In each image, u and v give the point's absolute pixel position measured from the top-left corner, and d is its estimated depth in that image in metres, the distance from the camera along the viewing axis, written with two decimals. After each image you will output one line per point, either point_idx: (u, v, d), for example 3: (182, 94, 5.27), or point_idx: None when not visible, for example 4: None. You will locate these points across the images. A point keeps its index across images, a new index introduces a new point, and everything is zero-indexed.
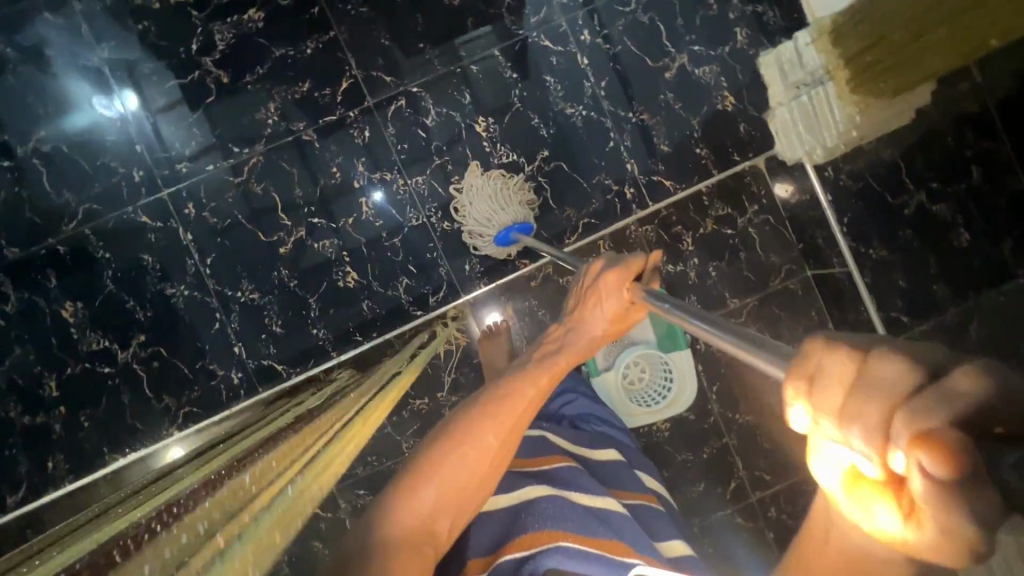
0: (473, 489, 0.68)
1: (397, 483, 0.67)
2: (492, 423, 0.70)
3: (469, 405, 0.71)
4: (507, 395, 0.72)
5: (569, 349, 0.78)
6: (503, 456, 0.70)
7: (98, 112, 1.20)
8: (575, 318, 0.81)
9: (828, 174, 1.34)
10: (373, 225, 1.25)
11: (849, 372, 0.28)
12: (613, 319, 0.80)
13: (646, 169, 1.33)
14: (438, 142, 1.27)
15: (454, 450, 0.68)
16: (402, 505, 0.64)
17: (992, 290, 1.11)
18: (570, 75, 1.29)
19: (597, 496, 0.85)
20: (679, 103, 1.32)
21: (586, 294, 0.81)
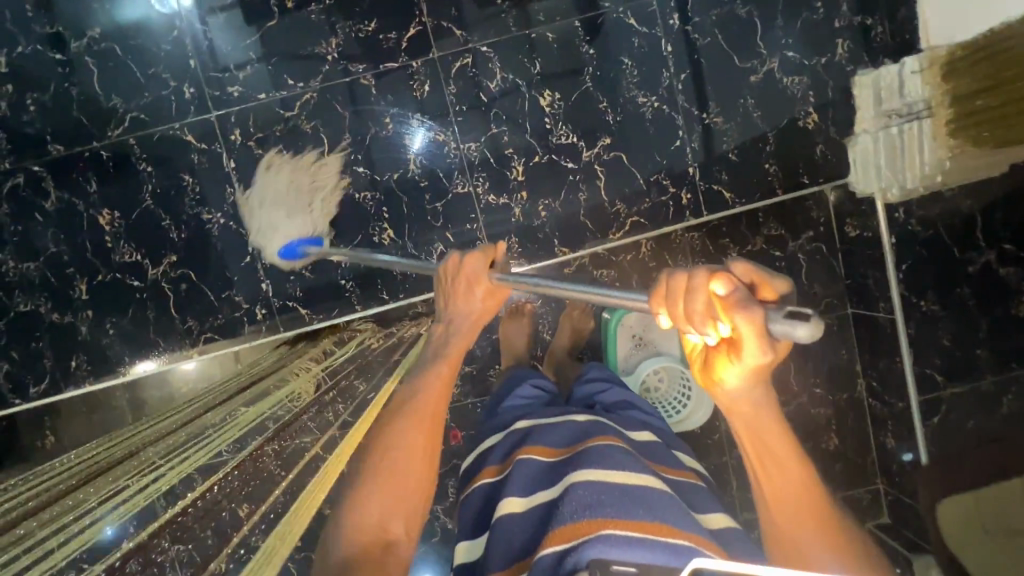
0: (414, 487, 0.83)
1: (348, 498, 0.83)
2: (415, 425, 0.85)
3: (387, 421, 0.86)
4: (416, 403, 0.87)
5: (451, 343, 0.91)
6: (430, 444, 0.85)
7: (152, 6, 1.15)
8: (449, 316, 0.92)
9: (899, 215, 1.24)
10: (418, 185, 1.21)
11: (685, 285, 0.53)
12: (485, 305, 0.90)
13: (707, 175, 1.27)
14: (499, 109, 1.20)
15: (384, 460, 0.83)
16: (356, 518, 0.80)
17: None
18: (650, 62, 1.21)
19: (638, 473, 0.79)
20: (757, 112, 1.24)
21: (449, 288, 0.90)
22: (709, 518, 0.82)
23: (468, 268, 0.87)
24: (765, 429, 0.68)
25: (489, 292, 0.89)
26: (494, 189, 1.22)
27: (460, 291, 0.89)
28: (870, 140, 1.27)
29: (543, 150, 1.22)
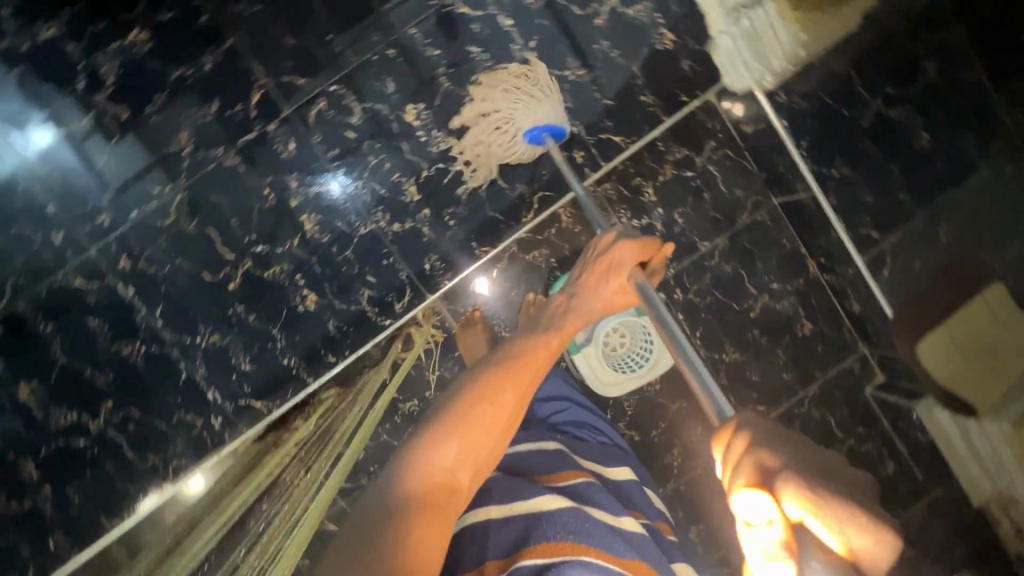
0: (489, 445, 0.80)
1: (427, 434, 0.78)
2: (511, 382, 0.84)
3: (492, 367, 0.85)
4: (524, 359, 0.87)
5: (575, 315, 0.95)
6: (516, 412, 0.83)
7: (18, 155, 1.11)
8: (585, 292, 0.98)
9: (781, 98, 1.26)
10: (321, 241, 1.18)
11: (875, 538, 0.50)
12: (615, 295, 0.97)
13: (593, 127, 1.27)
14: (370, 140, 1.17)
15: (475, 405, 0.80)
16: (431, 459, 0.75)
17: (957, 188, 1.04)
18: (497, 41, 1.19)
19: (618, 515, 0.90)
20: (615, 51, 1.22)
21: (601, 267, 0.98)
22: (678, 565, 0.96)
23: (625, 252, 0.97)
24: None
25: (628, 289, 0.97)
26: (396, 217, 1.19)
27: (606, 273, 0.97)
28: (729, 40, 1.26)
29: (428, 163, 1.19)
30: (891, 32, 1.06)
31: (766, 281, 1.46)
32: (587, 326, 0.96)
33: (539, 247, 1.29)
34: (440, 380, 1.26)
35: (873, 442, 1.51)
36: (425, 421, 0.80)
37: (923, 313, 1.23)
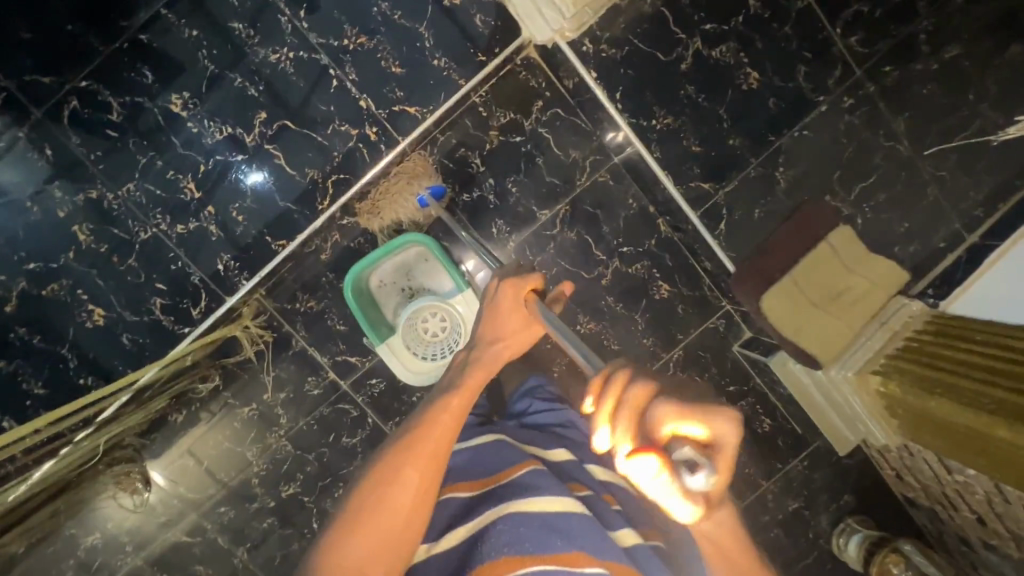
0: (398, 534, 0.76)
1: (335, 530, 0.77)
2: (413, 462, 0.80)
3: (390, 449, 0.82)
4: (424, 434, 0.82)
5: (475, 367, 0.90)
6: (424, 494, 0.78)
7: None
8: (483, 339, 0.94)
9: (588, 49, 1.15)
10: (99, 252, 1.10)
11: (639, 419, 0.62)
12: (518, 328, 0.93)
13: (384, 100, 1.15)
14: (136, 137, 1.08)
15: (377, 498, 0.78)
16: (340, 553, 0.75)
17: (776, 121, 1.22)
18: (262, 14, 1.08)
19: (558, 497, 0.77)
20: (397, 13, 1.11)
21: (488, 310, 0.95)
22: (620, 535, 0.79)
23: (504, 294, 0.94)
24: (727, 541, 0.81)
25: (524, 322, 0.93)
26: (178, 218, 1.12)
27: (498, 313, 0.94)
28: None
29: (204, 157, 1.11)
30: None
31: (613, 247, 1.35)
32: (491, 375, 0.91)
33: (359, 232, 1.21)
34: (279, 379, 1.33)
35: (746, 400, 1.47)
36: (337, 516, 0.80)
37: (767, 262, 1.23)
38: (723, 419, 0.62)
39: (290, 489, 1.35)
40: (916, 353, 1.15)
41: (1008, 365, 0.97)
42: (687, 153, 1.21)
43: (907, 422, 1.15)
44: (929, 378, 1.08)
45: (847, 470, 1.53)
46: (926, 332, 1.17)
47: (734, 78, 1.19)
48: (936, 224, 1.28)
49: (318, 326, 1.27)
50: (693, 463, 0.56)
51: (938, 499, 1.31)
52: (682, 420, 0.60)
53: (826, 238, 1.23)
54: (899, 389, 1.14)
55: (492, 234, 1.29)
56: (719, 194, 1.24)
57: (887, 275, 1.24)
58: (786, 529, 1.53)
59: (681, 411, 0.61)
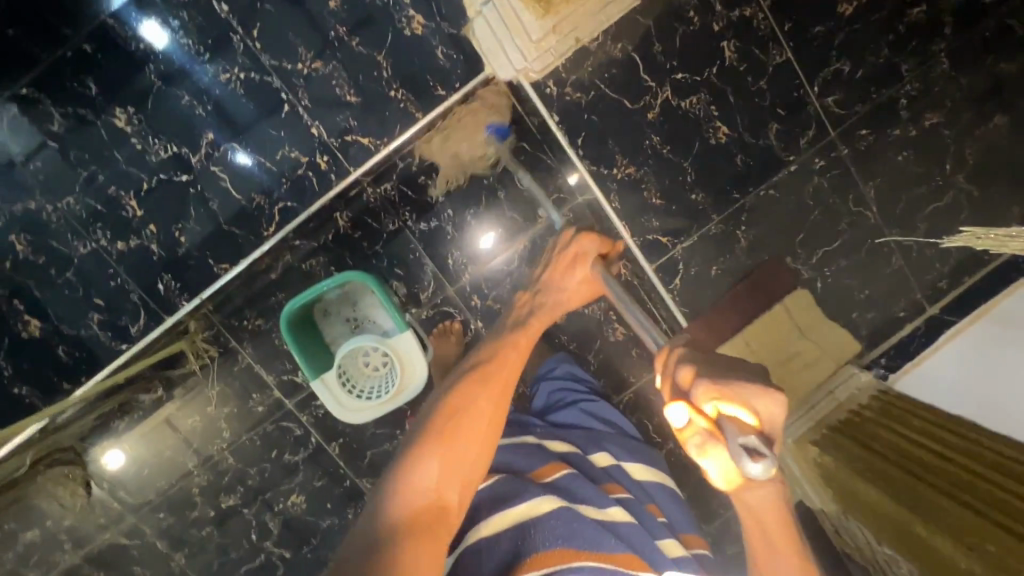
0: (472, 459, 0.68)
1: (406, 457, 0.68)
2: (484, 391, 0.75)
3: (462, 377, 0.77)
4: (495, 366, 0.80)
5: (539, 312, 0.93)
6: (494, 429, 0.72)
7: None
8: (546, 286, 0.98)
9: (551, 90, 1.12)
10: (37, 263, 1.09)
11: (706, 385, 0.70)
12: (580, 286, 0.98)
13: (336, 128, 1.12)
14: (77, 150, 1.05)
15: (454, 423, 0.70)
16: (413, 477, 0.65)
17: (740, 178, 1.19)
18: (213, 31, 1.04)
19: (605, 505, 0.75)
20: (355, 40, 1.07)
21: (559, 258, 1.01)
22: (664, 545, 0.77)
23: (586, 243, 1.00)
24: (767, 513, 0.73)
25: (588, 279, 0.98)
26: (119, 234, 1.10)
27: (574, 263, 0.99)
28: (484, 24, 1.08)
29: (148, 174, 1.08)
30: (677, 12, 1.10)
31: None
32: (553, 321, 0.93)
33: (311, 256, 1.19)
34: (224, 394, 1.27)
35: None
36: (408, 443, 0.70)
37: (721, 317, 1.22)
38: (763, 396, 0.70)
39: (231, 499, 1.31)
40: (855, 428, 1.14)
41: (938, 458, 0.98)
42: (647, 205, 1.19)
43: (841, 498, 1.12)
44: (866, 456, 1.07)
45: None
46: (870, 407, 1.17)
47: (703, 131, 1.15)
48: (900, 292, 1.25)
49: (265, 345, 1.24)
50: (752, 448, 0.61)
51: None
52: (724, 402, 0.68)
53: (782, 300, 1.22)
54: (833, 462, 1.13)
55: (447, 265, 1.22)
56: (676, 248, 1.21)
57: (839, 344, 1.24)
58: None
59: (722, 393, 0.68)
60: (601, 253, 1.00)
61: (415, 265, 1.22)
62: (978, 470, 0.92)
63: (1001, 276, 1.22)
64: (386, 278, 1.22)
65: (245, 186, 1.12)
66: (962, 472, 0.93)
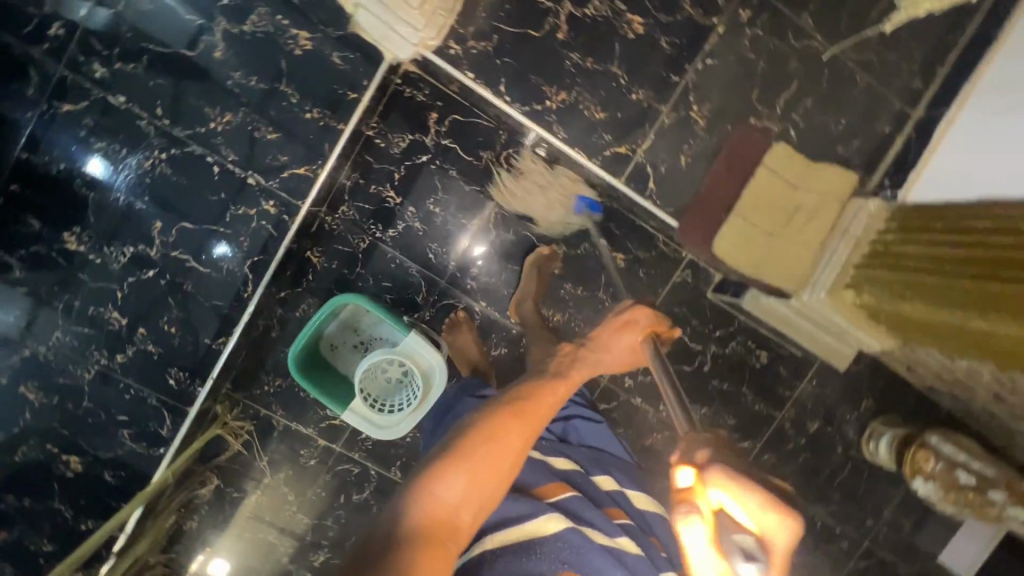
0: (491, 486, 0.68)
1: (428, 470, 0.69)
2: (519, 425, 0.75)
3: (495, 405, 0.77)
4: (532, 401, 0.79)
5: (579, 364, 0.87)
6: (520, 460, 0.73)
7: None
8: (591, 342, 0.89)
9: (456, 51, 1.11)
10: (54, 403, 1.11)
11: (724, 477, 0.64)
12: (623, 350, 0.88)
13: (271, 170, 1.11)
14: (45, 286, 1.07)
15: (482, 446, 0.71)
16: (437, 490, 0.66)
17: (673, 60, 1.15)
18: (121, 125, 1.05)
19: (613, 534, 0.74)
20: (253, 78, 1.07)
21: (610, 324, 0.90)
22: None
23: (633, 316, 0.89)
24: None
25: (634, 348, 0.89)
26: (115, 347, 1.11)
27: (616, 330, 0.89)
28: (367, 12, 1.05)
29: (118, 282, 1.09)
30: None
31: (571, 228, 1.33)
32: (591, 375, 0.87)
33: (304, 301, 1.20)
34: (274, 460, 1.28)
35: (735, 340, 1.45)
36: (438, 453, 0.71)
37: (702, 207, 1.20)
38: (793, 524, 0.61)
39: (321, 556, 1.31)
40: (882, 255, 1.09)
41: (964, 250, 0.93)
42: (593, 123, 1.15)
43: (894, 329, 1.09)
44: (900, 279, 1.03)
45: (857, 376, 1.52)
46: (891, 228, 1.11)
47: (616, 29, 1.12)
48: (873, 111, 1.21)
49: (293, 399, 1.26)
50: (744, 546, 0.59)
51: (951, 381, 1.29)
52: (733, 497, 0.63)
53: (763, 162, 1.17)
54: (874, 299, 1.09)
55: (431, 260, 1.23)
56: (639, 153, 1.18)
57: (836, 182, 1.18)
58: (812, 447, 1.55)
59: (737, 488, 0.63)
60: (653, 330, 0.89)
61: (400, 271, 1.23)
62: (1006, 243, 0.86)
63: (973, 50, 1.15)
64: (379, 295, 1.23)
65: (209, 259, 1.12)
66: (988, 254, 0.89)
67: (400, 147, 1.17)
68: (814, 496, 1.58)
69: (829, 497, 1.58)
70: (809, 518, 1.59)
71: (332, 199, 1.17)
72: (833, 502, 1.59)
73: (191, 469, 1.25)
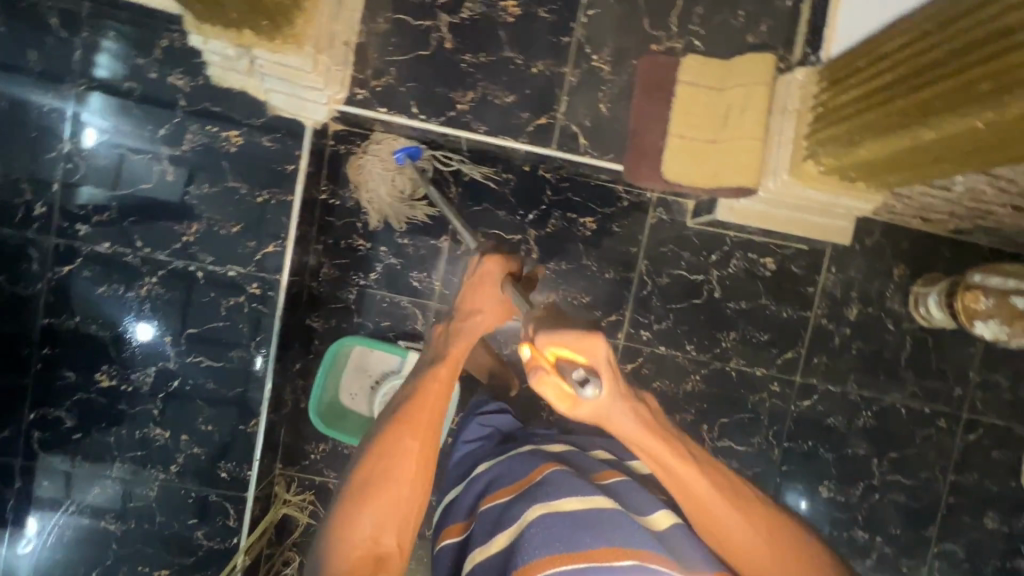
0: (406, 504, 0.79)
1: (341, 509, 0.78)
2: (409, 432, 0.82)
3: (386, 420, 0.84)
4: (417, 407, 0.85)
5: (458, 339, 0.93)
6: (424, 466, 0.81)
7: None
8: (461, 311, 0.95)
9: (363, 94, 1.19)
10: (133, 527, 1.21)
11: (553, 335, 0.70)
12: (492, 306, 0.95)
13: (244, 258, 1.21)
14: (95, 425, 1.20)
15: (383, 468, 0.80)
16: (351, 531, 0.76)
17: (557, 23, 1.20)
18: (113, 266, 1.19)
19: (591, 494, 0.76)
20: (205, 185, 1.20)
21: (469, 285, 0.97)
22: (651, 520, 0.79)
23: (489, 269, 0.96)
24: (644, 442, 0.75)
25: (501, 300, 0.95)
26: (167, 460, 1.21)
27: (474, 293, 0.95)
28: (276, 93, 1.16)
29: (151, 401, 1.20)
30: None
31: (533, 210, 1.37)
32: (472, 346, 0.93)
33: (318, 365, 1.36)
34: None
35: (734, 258, 1.43)
36: (342, 494, 0.80)
37: (640, 142, 1.20)
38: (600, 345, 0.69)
39: None
40: (826, 115, 1.05)
41: (893, 73, 0.90)
42: (506, 107, 1.20)
43: (867, 177, 1.04)
44: (847, 127, 0.99)
45: (876, 248, 1.45)
46: (824, 89, 1.08)
47: (496, 19, 1.19)
48: None
49: (340, 456, 1.35)
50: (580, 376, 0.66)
51: (966, 212, 1.23)
52: (562, 348, 0.69)
53: (677, 81, 1.20)
54: (833, 158, 1.04)
55: (415, 286, 1.37)
56: (559, 117, 1.21)
57: (755, 69, 1.18)
58: (861, 334, 1.46)
59: (556, 340, 0.70)
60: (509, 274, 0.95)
61: (393, 306, 1.37)
62: (927, 46, 0.84)
63: None
64: (382, 334, 1.36)
65: (219, 353, 1.21)
66: (917, 66, 0.86)
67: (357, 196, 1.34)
68: (886, 383, 1.48)
69: (903, 380, 1.48)
70: (891, 407, 1.48)
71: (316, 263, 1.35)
72: (910, 383, 1.48)
73: (272, 551, 1.35)
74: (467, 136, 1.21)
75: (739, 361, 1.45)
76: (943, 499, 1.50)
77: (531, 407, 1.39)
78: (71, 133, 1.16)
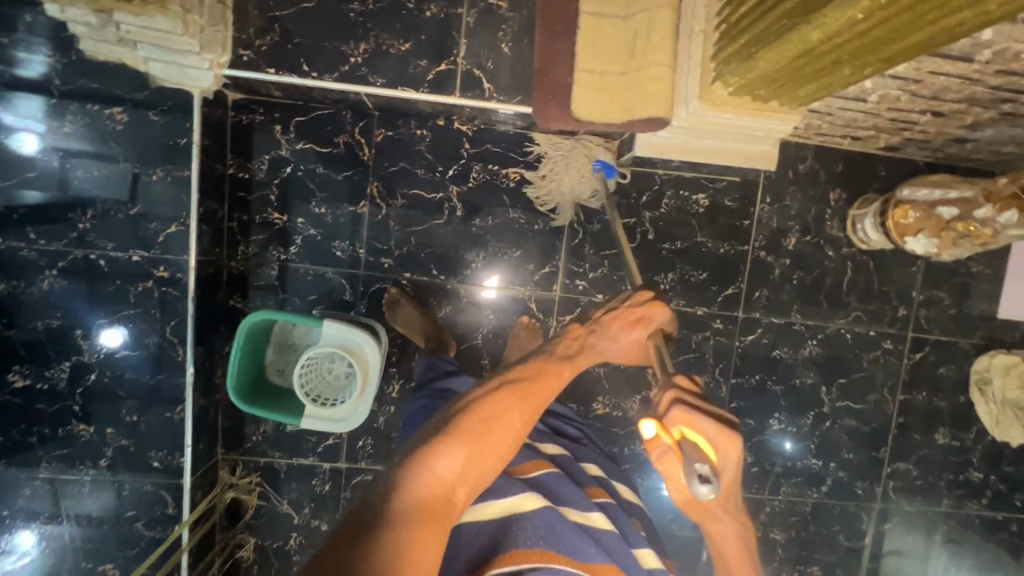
0: (490, 467, 0.67)
1: (429, 441, 0.65)
2: (520, 406, 0.72)
3: (502, 383, 0.74)
4: (536, 387, 0.75)
5: (588, 353, 0.85)
6: (516, 444, 0.71)
7: None
8: (602, 333, 0.87)
9: (249, 56, 1.13)
10: (70, 524, 1.20)
11: (701, 425, 0.64)
12: (629, 347, 0.87)
13: (148, 241, 1.17)
14: (15, 427, 1.16)
15: (488, 421, 0.69)
16: (438, 465, 0.62)
17: None
18: (7, 262, 1.13)
19: (586, 511, 0.77)
20: (94, 168, 1.14)
21: (620, 314, 0.87)
22: (639, 554, 0.79)
23: (654, 311, 0.85)
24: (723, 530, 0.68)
25: (642, 343, 0.87)
26: (97, 454, 1.19)
27: (628, 322, 0.86)
28: (155, 61, 1.10)
29: (71, 396, 1.17)
30: None
31: (454, 164, 1.32)
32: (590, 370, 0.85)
33: None
34: (291, 496, 1.35)
35: (666, 197, 1.39)
36: (434, 429, 0.67)
37: (546, 81, 1.14)
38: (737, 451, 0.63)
39: None
40: (729, 32, 1.00)
41: None
42: (403, 56, 1.14)
43: (773, 91, 0.99)
44: (748, 39, 0.93)
45: (810, 174, 1.41)
46: (726, 4, 1.02)
47: None
48: None
49: (281, 435, 1.33)
50: (701, 474, 0.61)
51: (889, 125, 1.19)
52: (694, 432, 0.64)
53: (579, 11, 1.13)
54: (739, 76, 0.99)
55: (340, 256, 1.32)
56: (460, 62, 1.16)
57: None
58: (802, 263, 1.44)
59: (689, 422, 0.64)
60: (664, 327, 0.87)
61: (319, 279, 1.33)
62: None
63: None
64: (310, 309, 1.33)
65: (136, 342, 1.18)
66: None
67: (265, 168, 1.28)
68: (829, 310, 1.46)
69: (846, 305, 1.46)
70: (836, 334, 1.47)
71: (232, 241, 1.30)
72: (853, 308, 1.47)
73: (224, 534, 1.34)
74: (365, 90, 1.15)
75: (680, 302, 1.43)
76: (894, 419, 1.50)
77: (473, 368, 1.37)
78: (9, 142, 1.09)
